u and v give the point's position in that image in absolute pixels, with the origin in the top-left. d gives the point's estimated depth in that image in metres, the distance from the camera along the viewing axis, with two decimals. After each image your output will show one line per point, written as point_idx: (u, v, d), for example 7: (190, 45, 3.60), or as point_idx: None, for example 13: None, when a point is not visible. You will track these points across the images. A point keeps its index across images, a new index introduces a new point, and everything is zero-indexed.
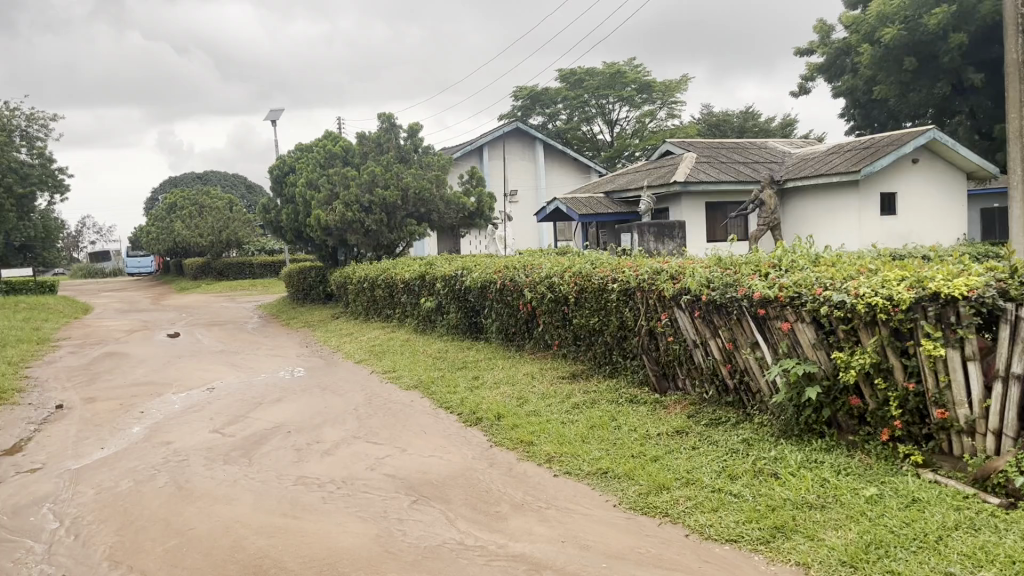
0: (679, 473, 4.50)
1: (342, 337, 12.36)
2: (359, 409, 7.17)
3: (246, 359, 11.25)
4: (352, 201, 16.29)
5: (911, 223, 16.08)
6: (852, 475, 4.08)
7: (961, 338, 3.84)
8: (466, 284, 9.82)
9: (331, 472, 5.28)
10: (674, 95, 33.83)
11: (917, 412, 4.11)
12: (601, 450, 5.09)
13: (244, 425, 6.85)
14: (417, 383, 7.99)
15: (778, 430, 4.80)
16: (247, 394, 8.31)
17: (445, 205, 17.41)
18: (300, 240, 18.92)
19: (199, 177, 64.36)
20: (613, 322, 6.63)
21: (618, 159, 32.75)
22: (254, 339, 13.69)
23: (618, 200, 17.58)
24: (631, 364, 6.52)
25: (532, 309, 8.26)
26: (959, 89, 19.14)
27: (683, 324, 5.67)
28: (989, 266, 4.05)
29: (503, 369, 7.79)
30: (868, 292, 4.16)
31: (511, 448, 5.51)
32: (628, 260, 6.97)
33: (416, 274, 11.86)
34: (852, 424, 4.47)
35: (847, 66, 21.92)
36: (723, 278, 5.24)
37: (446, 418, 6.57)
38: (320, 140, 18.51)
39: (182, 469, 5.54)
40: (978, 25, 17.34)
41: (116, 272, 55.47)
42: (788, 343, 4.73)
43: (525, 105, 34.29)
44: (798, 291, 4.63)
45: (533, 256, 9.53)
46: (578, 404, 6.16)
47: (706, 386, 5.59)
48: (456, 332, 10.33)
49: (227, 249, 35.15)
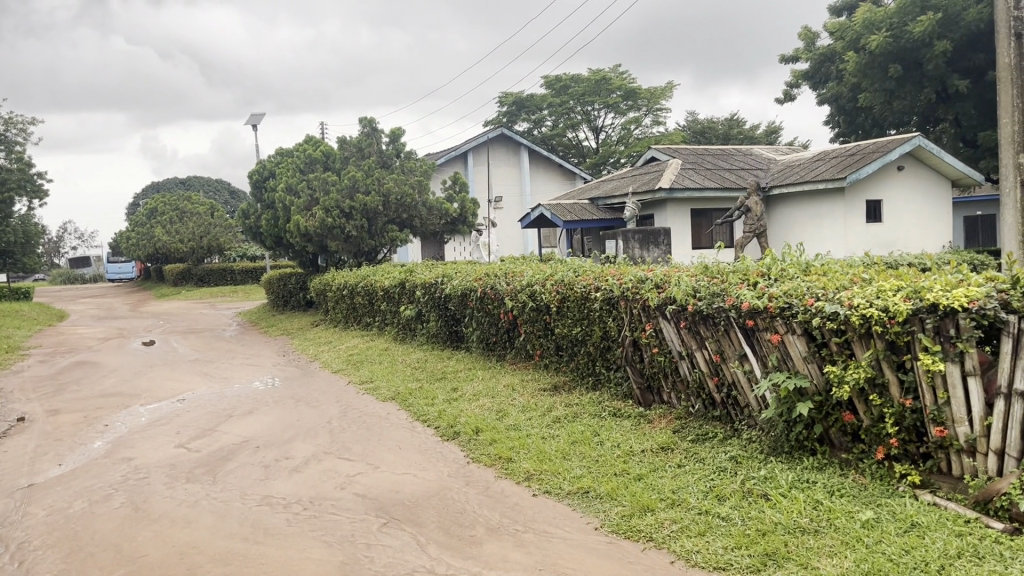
0: (664, 494, 4.26)
1: (320, 346, 12.08)
2: (333, 422, 6.89)
3: (220, 368, 10.95)
4: (333, 206, 16.00)
5: (897, 230, 15.99)
6: (846, 497, 3.86)
7: (961, 353, 3.63)
8: (446, 292, 9.58)
9: (298, 492, 5.01)
10: (659, 102, 33.78)
11: (914, 430, 3.89)
12: (582, 468, 4.85)
13: (211, 439, 6.56)
14: (394, 394, 7.72)
15: (768, 447, 4.58)
16: (217, 406, 8.01)
17: (428, 210, 17.22)
18: (279, 245, 18.62)
19: (182, 183, 63.80)
20: (596, 332, 6.40)
21: (603, 166, 32.65)
22: (231, 348, 13.37)
23: (602, 206, 17.42)
24: (614, 376, 6.29)
25: (513, 317, 8.02)
26: (944, 97, 19.10)
27: (669, 335, 5.44)
28: (990, 275, 3.85)
29: (483, 380, 7.55)
30: (862, 303, 3.94)
31: (489, 464, 5.26)
32: (612, 268, 6.74)
33: (396, 281, 11.61)
34: (846, 441, 4.26)
35: (832, 73, 21.90)
36: (710, 288, 5.02)
37: (423, 431, 6.31)
38: (301, 145, 18.21)
39: (141, 488, 5.25)
40: (963, 33, 17.30)
41: (97, 277, 54.98)
42: (778, 356, 4.50)
43: (510, 111, 34.15)
44: (788, 301, 4.40)
45: (514, 263, 9.30)
46: (559, 418, 5.92)
47: (692, 400, 5.38)
48: (436, 341, 10.10)
49: (209, 255, 34.76)
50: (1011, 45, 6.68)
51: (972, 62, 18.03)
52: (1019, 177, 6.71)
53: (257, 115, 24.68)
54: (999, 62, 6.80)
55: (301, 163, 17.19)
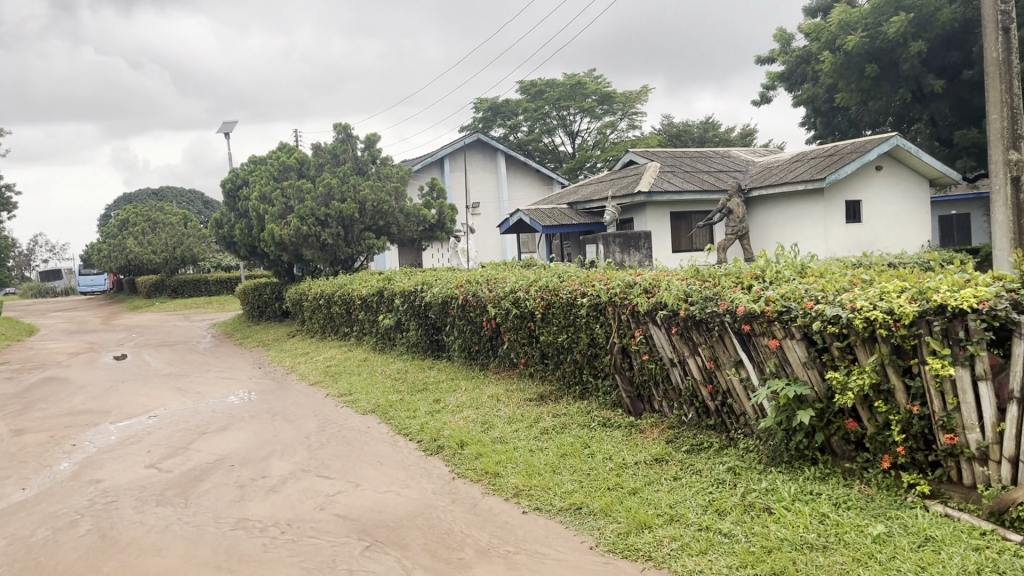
0: (661, 508, 4.05)
1: (296, 357, 11.80)
2: (310, 438, 6.63)
3: (194, 382, 10.62)
4: (308, 214, 15.72)
5: (877, 230, 15.95)
6: (853, 509, 3.68)
7: (971, 356, 3.47)
8: (426, 300, 9.34)
9: (275, 514, 4.74)
10: (635, 106, 33.80)
11: (921, 437, 3.72)
12: (574, 482, 4.63)
13: (183, 458, 6.27)
14: (374, 407, 7.47)
15: (766, 456, 4.40)
16: (189, 423, 7.71)
17: (405, 217, 17.02)
18: (254, 255, 18.27)
19: (153, 194, 62.97)
20: (583, 339, 6.19)
21: (580, 170, 32.57)
22: (204, 361, 13.03)
23: (581, 210, 17.26)
24: (602, 384, 6.09)
25: (496, 325, 7.80)
26: (919, 97, 19.15)
27: (659, 341, 5.24)
28: (996, 274, 3.70)
29: (467, 390, 7.32)
30: (865, 306, 3.77)
31: (476, 479, 5.03)
32: (597, 273, 6.55)
33: (374, 289, 11.36)
34: (849, 449, 4.08)
35: (808, 74, 21.92)
36: (702, 292, 4.84)
37: (405, 446, 6.08)
38: (275, 152, 17.88)
39: (108, 513, 4.96)
40: (937, 33, 17.36)
41: (68, 290, 54.20)
42: (776, 362, 4.32)
43: (486, 117, 33.95)
44: (786, 305, 4.21)
45: (496, 270, 9.09)
46: (546, 430, 5.70)
47: (685, 408, 5.19)
48: (416, 351, 9.86)
49: (182, 266, 34.21)
50: (999, 39, 6.58)
51: (946, 61, 18.08)
52: (1009, 173, 6.60)
53: (230, 123, 24.27)
54: (986, 58, 6.69)
55: (274, 171, 16.91)
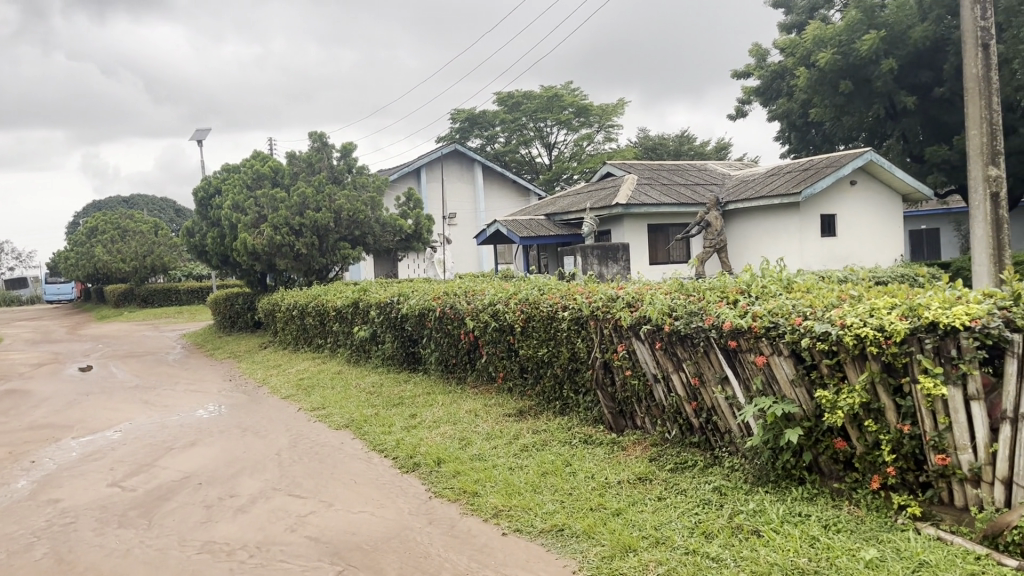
0: (646, 530, 3.93)
1: (268, 369, 11.56)
2: (281, 454, 6.44)
3: (162, 395, 10.34)
4: (282, 223, 15.50)
5: (852, 244, 16.03)
6: (844, 532, 3.58)
7: (964, 375, 3.39)
8: (403, 312, 9.17)
9: (243, 536, 4.56)
10: (611, 119, 33.92)
11: (912, 457, 3.64)
12: (555, 503, 4.49)
13: (147, 476, 6.05)
14: (348, 422, 7.28)
15: (752, 476, 4.30)
16: (155, 438, 7.46)
17: (381, 227, 16.84)
18: (226, 264, 17.97)
19: (124, 202, 62.04)
20: (564, 353, 6.07)
21: (557, 182, 32.56)
22: (173, 373, 12.73)
23: (558, 222, 17.18)
24: (584, 400, 5.97)
25: (474, 338, 7.65)
26: (892, 113, 19.36)
27: (643, 357, 5.13)
28: (986, 291, 3.63)
29: (444, 406, 7.15)
30: (855, 323, 3.68)
31: (454, 499, 4.88)
32: (578, 286, 6.46)
33: (349, 301, 11.17)
34: (837, 469, 3.99)
35: (782, 89, 22.10)
36: (687, 307, 4.74)
37: (380, 463, 5.90)
38: (248, 161, 17.62)
39: (67, 536, 4.75)
40: (909, 50, 17.56)
41: (34, 298, 53.21)
42: (763, 379, 4.22)
43: (463, 127, 33.85)
44: (774, 321, 4.12)
45: (474, 282, 8.96)
46: (526, 447, 5.56)
47: (668, 425, 5.07)
48: (391, 364, 9.68)
49: (152, 275, 33.66)
50: (978, 55, 6.60)
51: (918, 78, 18.30)
52: (988, 189, 6.57)
53: (203, 130, 23.94)
54: (965, 74, 6.70)
55: (247, 179, 16.66)
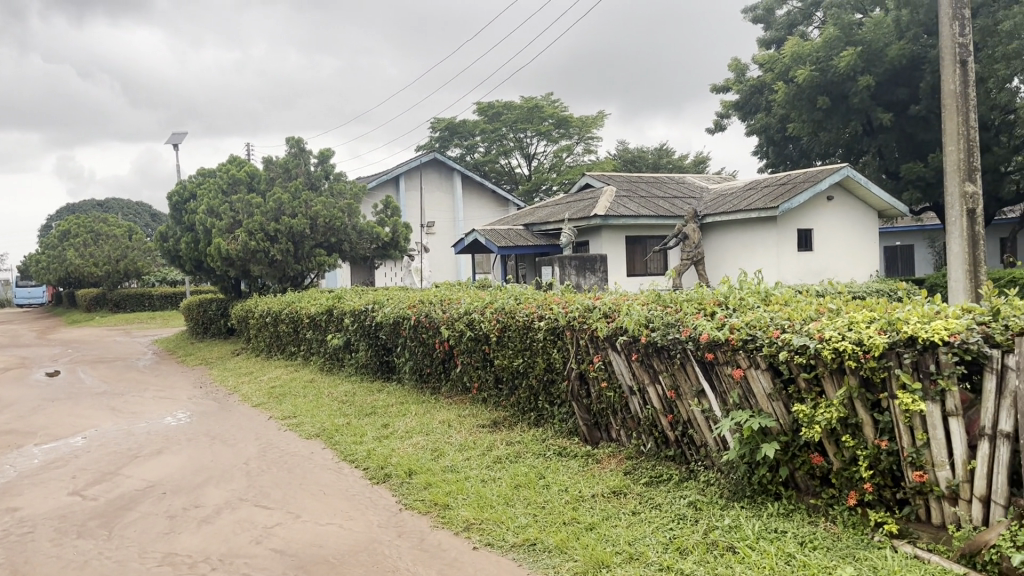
0: (620, 545, 3.85)
1: (240, 377, 11.37)
2: (250, 463, 6.29)
3: (129, 401, 10.13)
4: (257, 229, 15.32)
5: (828, 259, 16.11)
6: (820, 549, 3.51)
7: (942, 391, 3.35)
8: (377, 320, 9.05)
9: (205, 548, 4.42)
10: (591, 131, 34.05)
11: (889, 474, 3.59)
12: (528, 516, 4.40)
13: (110, 485, 5.88)
14: (319, 431, 7.14)
15: (728, 491, 4.24)
16: (120, 446, 7.28)
17: (358, 234, 16.71)
18: (200, 270, 17.74)
19: (98, 205, 61.29)
20: (539, 363, 5.99)
21: (536, 193, 32.57)
22: (143, 379, 12.49)
23: (536, 232, 17.13)
24: (558, 411, 5.89)
25: (449, 347, 7.55)
26: (868, 130, 19.54)
27: (619, 369, 5.06)
28: (965, 306, 3.60)
29: (417, 416, 7.03)
30: (834, 336, 3.63)
31: (425, 511, 4.77)
32: (555, 296, 6.39)
33: (323, 308, 11.03)
34: (813, 485, 3.93)
35: (761, 104, 22.26)
36: (663, 318, 4.68)
37: (351, 473, 5.78)
38: (224, 165, 17.43)
39: (23, 547, 4.59)
40: (886, 68, 17.76)
41: (4, 302, 52.35)
42: (740, 393, 4.16)
43: (443, 136, 33.80)
44: (751, 333, 4.07)
45: (450, 290, 8.86)
46: (500, 459, 5.46)
47: (644, 438, 5.00)
48: (365, 373, 9.55)
49: (125, 280, 33.19)
50: (957, 71, 6.63)
51: (895, 96, 18.50)
52: (965, 206, 6.57)
53: (179, 134, 23.69)
54: (944, 90, 6.74)
55: (223, 184, 16.47)
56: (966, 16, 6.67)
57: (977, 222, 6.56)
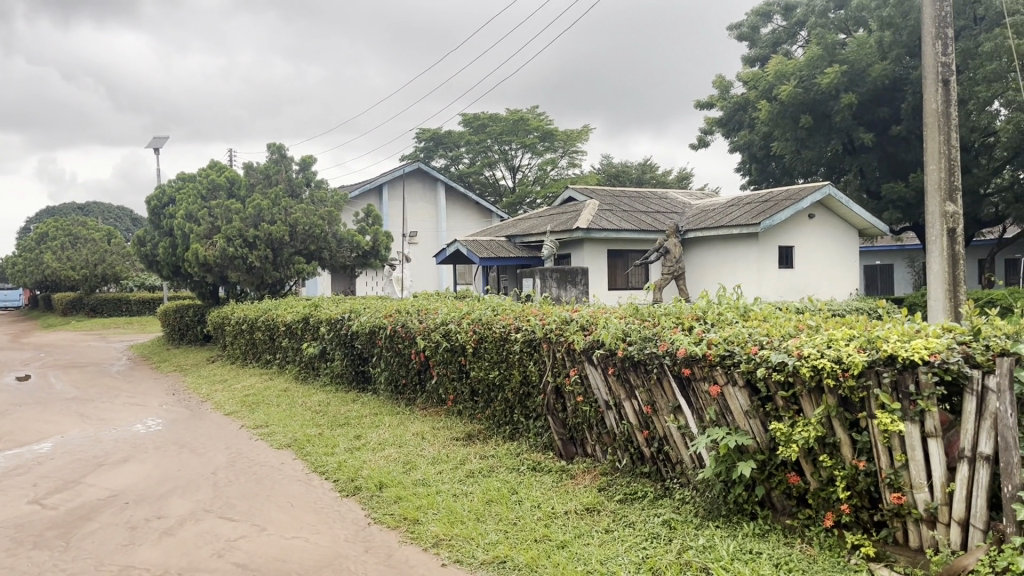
0: (590, 564, 3.74)
1: (213, 384, 11.18)
2: (217, 473, 6.14)
3: (99, 408, 9.91)
4: (235, 235, 15.16)
5: (808, 276, 16.14)
6: (795, 572, 3.43)
7: (921, 412, 3.28)
8: (353, 329, 8.93)
9: (165, 561, 4.27)
10: (576, 144, 34.13)
11: (867, 495, 3.51)
12: (499, 533, 4.29)
13: (71, 494, 5.71)
14: (290, 441, 6.99)
15: (703, 510, 4.15)
16: (86, 453, 7.10)
17: (338, 242, 16.58)
18: (177, 275, 17.50)
19: (79, 209, 60.61)
20: (516, 376, 5.89)
21: (519, 205, 32.54)
22: (115, 385, 12.25)
23: (518, 244, 17.07)
24: (534, 425, 5.78)
25: (425, 358, 7.44)
26: (850, 149, 19.68)
27: (595, 383, 4.97)
28: (946, 325, 3.55)
29: (390, 427, 6.91)
30: (812, 353, 3.57)
31: (394, 526, 4.65)
32: (533, 308, 6.32)
33: (300, 316, 10.89)
34: (790, 505, 3.85)
35: (745, 121, 22.39)
36: (641, 332, 4.61)
37: (320, 485, 5.63)
38: (205, 170, 17.26)
39: None
40: (868, 87, 17.91)
41: None
42: (717, 409, 4.08)
43: (427, 147, 33.72)
44: (729, 349, 3.99)
45: (428, 300, 8.75)
46: (472, 473, 5.35)
47: (619, 454, 4.91)
48: (340, 382, 9.40)
49: (103, 284, 32.73)
50: (939, 91, 6.64)
51: (876, 115, 18.67)
52: (945, 225, 6.54)
53: (160, 138, 23.46)
54: (925, 109, 6.74)
55: (202, 189, 16.29)
56: (949, 36, 6.68)
57: (957, 242, 6.52)
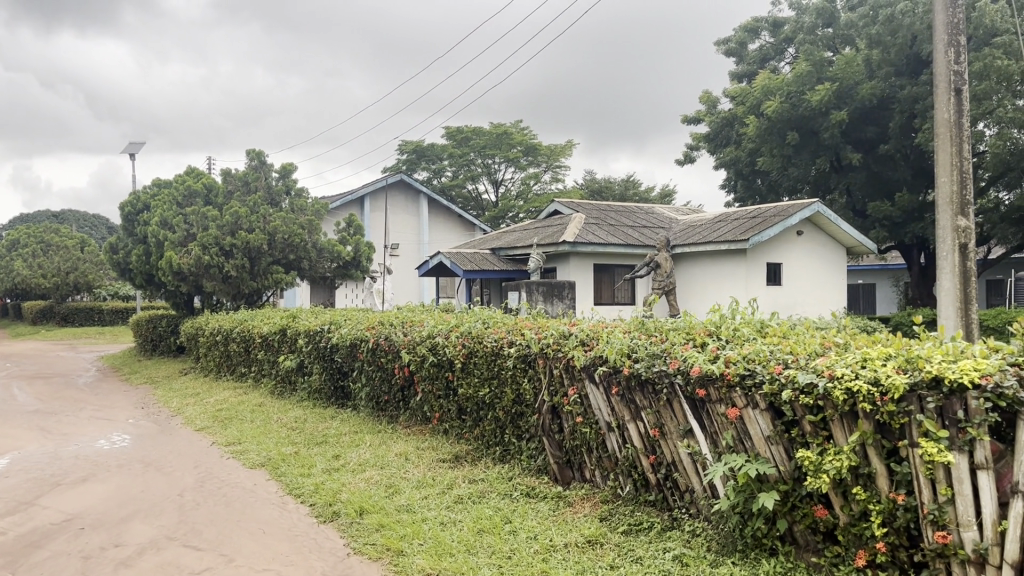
0: None
1: (185, 398, 10.69)
2: (184, 496, 5.69)
3: (62, 422, 9.38)
4: (210, 243, 14.66)
5: (797, 294, 15.90)
6: None
7: (970, 441, 2.94)
8: (333, 342, 8.51)
9: None
10: (559, 160, 33.95)
11: (906, 531, 3.15)
12: (492, 568, 3.88)
13: (22, 517, 5.25)
14: (264, 461, 6.55)
15: (716, 544, 3.80)
16: (44, 471, 6.61)
17: (318, 253, 16.16)
18: (150, 284, 16.94)
19: (54, 217, 59.53)
20: (508, 395, 5.51)
21: (502, 219, 32.24)
22: (81, 397, 11.70)
23: (502, 257, 16.73)
24: (526, 447, 5.41)
25: (410, 373, 7.03)
26: (837, 167, 19.59)
27: (596, 403, 4.62)
28: (993, 345, 3.21)
29: (372, 447, 6.49)
30: (846, 374, 3.22)
31: (376, 557, 4.24)
32: (526, 322, 5.96)
33: (276, 327, 10.46)
34: (816, 541, 3.49)
35: (731, 136, 22.28)
36: (649, 348, 4.26)
37: (295, 510, 5.21)
38: (181, 176, 16.78)
39: None
40: (856, 104, 17.84)
41: None
42: (733, 434, 3.72)
43: (410, 159, 33.33)
44: (748, 368, 3.64)
45: (412, 312, 8.38)
46: (460, 499, 4.95)
47: (621, 480, 4.54)
48: (318, 398, 8.97)
49: (75, 293, 31.92)
50: (951, 100, 6.38)
51: (864, 133, 18.60)
52: (956, 240, 6.25)
53: (136, 144, 22.91)
54: (936, 119, 6.47)
55: (178, 195, 15.76)
56: (962, 43, 6.42)
57: (969, 258, 6.24)
